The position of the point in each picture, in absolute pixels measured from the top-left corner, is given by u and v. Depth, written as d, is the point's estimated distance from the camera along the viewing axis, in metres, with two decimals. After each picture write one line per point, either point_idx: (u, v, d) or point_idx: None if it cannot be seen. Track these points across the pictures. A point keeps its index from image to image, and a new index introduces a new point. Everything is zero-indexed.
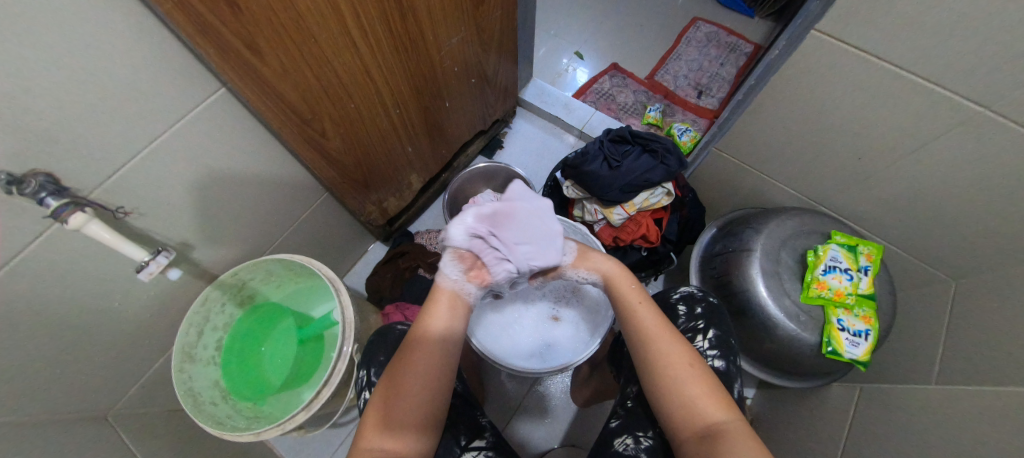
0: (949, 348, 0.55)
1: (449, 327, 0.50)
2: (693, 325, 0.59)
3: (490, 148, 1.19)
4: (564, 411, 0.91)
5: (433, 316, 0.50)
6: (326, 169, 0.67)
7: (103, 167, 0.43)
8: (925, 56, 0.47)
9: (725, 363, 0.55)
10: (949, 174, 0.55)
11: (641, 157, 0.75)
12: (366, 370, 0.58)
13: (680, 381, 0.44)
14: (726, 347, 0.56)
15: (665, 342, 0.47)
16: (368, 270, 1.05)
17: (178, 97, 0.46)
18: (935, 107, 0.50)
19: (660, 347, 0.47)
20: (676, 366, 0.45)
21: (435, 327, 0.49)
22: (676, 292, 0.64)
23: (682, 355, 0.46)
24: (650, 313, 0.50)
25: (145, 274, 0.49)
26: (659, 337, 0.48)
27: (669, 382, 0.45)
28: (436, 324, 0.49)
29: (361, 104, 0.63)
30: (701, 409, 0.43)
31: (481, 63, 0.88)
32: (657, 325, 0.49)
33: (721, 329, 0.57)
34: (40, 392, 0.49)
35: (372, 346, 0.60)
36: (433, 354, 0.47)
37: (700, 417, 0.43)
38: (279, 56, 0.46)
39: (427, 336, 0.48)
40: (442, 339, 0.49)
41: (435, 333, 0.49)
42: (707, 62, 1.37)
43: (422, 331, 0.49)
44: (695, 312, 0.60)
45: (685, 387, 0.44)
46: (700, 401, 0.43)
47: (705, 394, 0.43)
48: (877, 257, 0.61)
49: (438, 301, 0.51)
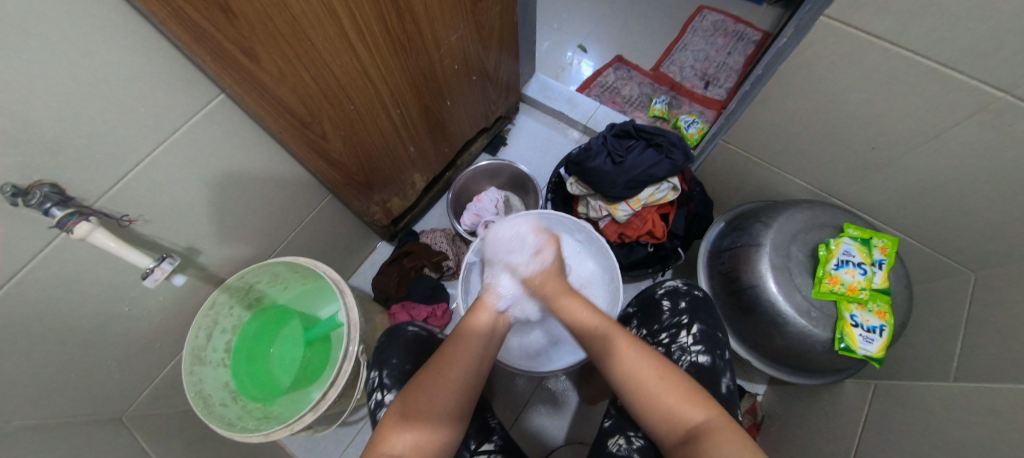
0: (968, 343, 0.53)
1: (490, 330, 0.54)
2: (677, 321, 0.58)
3: (494, 145, 1.18)
4: (570, 408, 0.90)
5: (478, 312, 0.55)
6: (328, 171, 0.67)
7: (106, 177, 0.44)
8: (943, 40, 0.45)
9: (710, 358, 0.54)
10: (970, 163, 0.53)
11: (646, 151, 0.74)
12: (377, 372, 0.58)
13: (652, 392, 0.44)
14: (711, 342, 0.55)
15: (633, 356, 0.47)
16: (374, 270, 1.06)
17: (176, 105, 0.46)
18: (954, 94, 0.48)
19: (627, 364, 0.46)
20: (646, 377, 0.45)
21: (480, 320, 0.54)
22: (661, 288, 0.63)
23: (649, 367, 0.45)
24: (613, 333, 0.50)
25: (150, 281, 0.49)
26: (623, 356, 0.47)
27: (644, 394, 0.44)
28: (482, 319, 0.54)
29: (361, 106, 0.63)
30: (682, 414, 0.42)
31: (482, 59, 0.87)
32: (621, 343, 0.49)
33: (706, 324, 0.57)
34: (54, 397, 0.50)
35: (382, 349, 0.60)
36: (475, 347, 0.51)
37: (682, 422, 0.42)
38: (276, 62, 0.46)
39: (474, 330, 0.53)
40: (484, 334, 0.53)
41: (479, 327, 0.53)
42: (714, 51, 1.34)
43: (467, 325, 0.53)
44: (679, 307, 0.59)
45: (660, 394, 0.43)
46: (680, 406, 0.42)
47: (681, 400, 0.42)
48: (893, 250, 0.59)
49: (481, 305, 0.56)
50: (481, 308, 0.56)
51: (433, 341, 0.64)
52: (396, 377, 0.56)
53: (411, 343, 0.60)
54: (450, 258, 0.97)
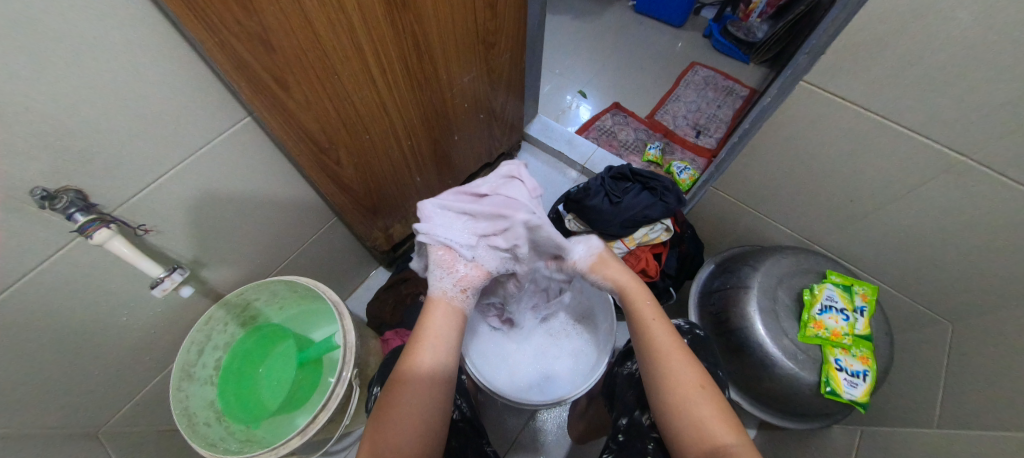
0: (949, 391, 0.54)
1: (437, 363, 0.48)
2: None
3: (494, 179, 1.23)
4: (558, 448, 0.88)
5: (420, 345, 0.48)
6: (338, 195, 0.70)
7: (131, 186, 0.46)
8: (905, 107, 0.50)
9: None
10: (939, 219, 0.57)
11: (641, 193, 0.78)
12: (381, 388, 0.61)
13: (690, 401, 0.44)
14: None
15: (681, 361, 0.47)
16: (369, 295, 1.06)
17: (207, 124, 0.49)
18: (919, 155, 0.53)
19: (671, 368, 0.47)
20: (688, 387, 0.45)
21: (422, 360, 0.47)
22: None
23: (693, 375, 0.46)
24: (664, 331, 0.50)
25: (159, 291, 0.50)
26: (670, 357, 0.48)
27: (682, 401, 0.45)
28: (425, 357, 0.47)
29: (376, 136, 0.67)
30: (710, 430, 0.42)
31: (490, 99, 0.93)
32: (672, 343, 0.49)
33: None
34: (36, 404, 0.49)
35: (389, 366, 0.63)
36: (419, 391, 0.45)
37: (710, 439, 0.42)
38: (305, 91, 0.50)
39: (415, 372, 0.46)
40: (427, 378, 0.46)
41: (423, 368, 0.47)
42: (705, 103, 1.43)
43: (410, 365, 0.47)
44: None
45: (696, 407, 0.44)
46: (711, 422, 0.43)
47: (715, 417, 0.43)
48: (873, 297, 0.62)
49: (431, 316, 0.51)
50: (427, 333, 0.49)
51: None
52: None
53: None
54: None
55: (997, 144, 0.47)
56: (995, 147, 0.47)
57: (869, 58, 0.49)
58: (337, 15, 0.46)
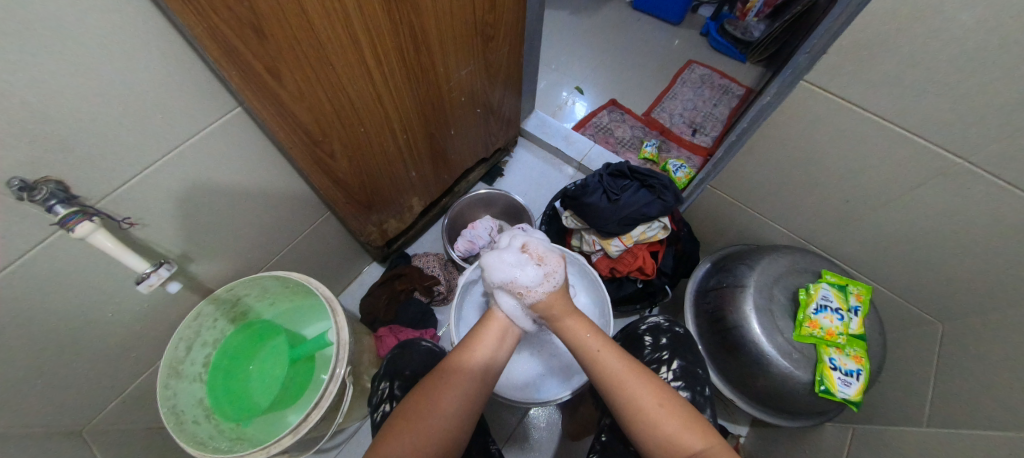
0: (939, 390, 0.55)
1: (490, 361, 0.52)
2: (658, 356, 0.62)
3: (490, 175, 1.22)
4: (552, 445, 0.88)
5: (477, 346, 0.53)
6: (331, 189, 0.68)
7: (115, 178, 0.44)
8: (904, 109, 0.50)
9: (691, 394, 0.57)
10: (934, 220, 0.58)
11: (638, 191, 0.77)
12: (388, 382, 0.60)
13: (655, 419, 0.44)
14: (691, 378, 0.59)
15: (637, 381, 0.47)
16: (362, 291, 1.05)
17: (195, 114, 0.47)
18: (916, 156, 0.54)
19: (631, 392, 0.47)
20: (650, 404, 0.45)
21: (475, 359, 0.51)
22: (644, 323, 0.68)
23: (652, 393, 0.46)
24: (615, 355, 0.50)
25: (144, 286, 0.49)
26: (627, 381, 0.47)
27: (647, 421, 0.45)
28: (479, 354, 0.52)
29: (371, 129, 0.66)
30: (682, 441, 0.43)
31: (487, 94, 0.92)
32: (624, 367, 0.49)
33: (686, 360, 0.61)
34: (15, 403, 0.47)
35: (397, 359, 0.62)
36: (461, 389, 0.47)
37: (681, 449, 0.43)
38: (298, 82, 0.49)
39: (466, 368, 0.50)
40: (480, 372, 0.50)
41: (476, 363, 0.51)
42: (701, 102, 1.44)
43: (461, 361, 0.50)
44: (660, 343, 0.63)
45: (663, 424, 0.44)
46: (680, 434, 0.43)
47: (682, 428, 0.44)
48: (867, 297, 0.62)
49: (488, 327, 0.56)
50: (483, 336, 0.54)
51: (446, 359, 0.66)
52: (407, 388, 0.58)
53: (427, 357, 0.63)
54: (442, 283, 0.97)
55: (993, 147, 0.47)
56: (991, 150, 0.48)
57: (870, 59, 0.49)
58: (332, 5, 0.45)
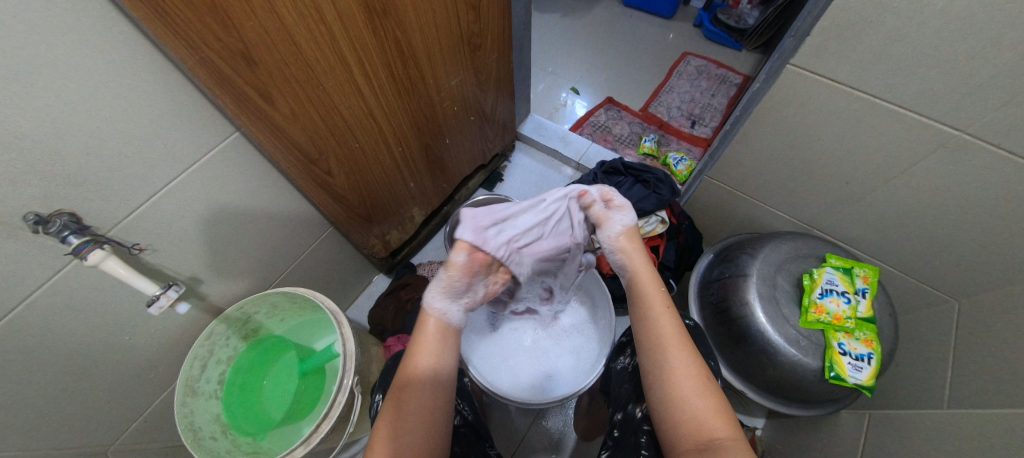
0: (957, 370, 0.53)
1: (433, 370, 0.48)
2: None
3: (490, 181, 1.23)
4: (566, 447, 0.87)
5: (418, 352, 0.48)
6: (331, 205, 0.70)
7: (124, 207, 0.47)
8: (896, 85, 0.50)
9: None
10: (938, 196, 0.56)
11: (634, 186, 0.78)
12: (381, 395, 0.61)
13: (687, 396, 0.44)
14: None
15: (683, 353, 0.46)
16: (370, 302, 1.06)
17: (197, 140, 0.50)
18: (914, 131, 0.52)
19: (672, 361, 0.46)
20: (686, 381, 0.45)
21: (421, 367, 0.47)
22: None
23: (694, 369, 0.45)
24: (670, 322, 0.49)
25: (155, 308, 0.51)
26: (672, 348, 0.47)
27: (676, 392, 0.45)
28: (425, 362, 0.48)
29: (365, 144, 0.67)
30: (706, 424, 0.42)
31: (479, 100, 0.93)
32: (675, 335, 0.48)
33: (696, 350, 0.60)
34: (41, 427, 0.49)
35: (389, 373, 0.63)
36: (419, 397, 0.46)
37: (703, 432, 0.42)
38: (290, 103, 0.50)
39: (416, 377, 0.47)
40: (429, 379, 0.47)
41: (423, 372, 0.47)
42: (698, 93, 1.43)
43: (408, 373, 0.47)
44: None
45: (692, 402, 0.44)
46: (707, 417, 0.43)
47: (712, 410, 0.43)
48: (874, 278, 0.61)
49: (423, 337, 0.49)
50: (422, 341, 0.49)
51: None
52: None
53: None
54: None
55: (991, 117, 0.46)
56: (990, 120, 0.46)
57: (856, 38, 0.48)
58: (316, 25, 0.46)
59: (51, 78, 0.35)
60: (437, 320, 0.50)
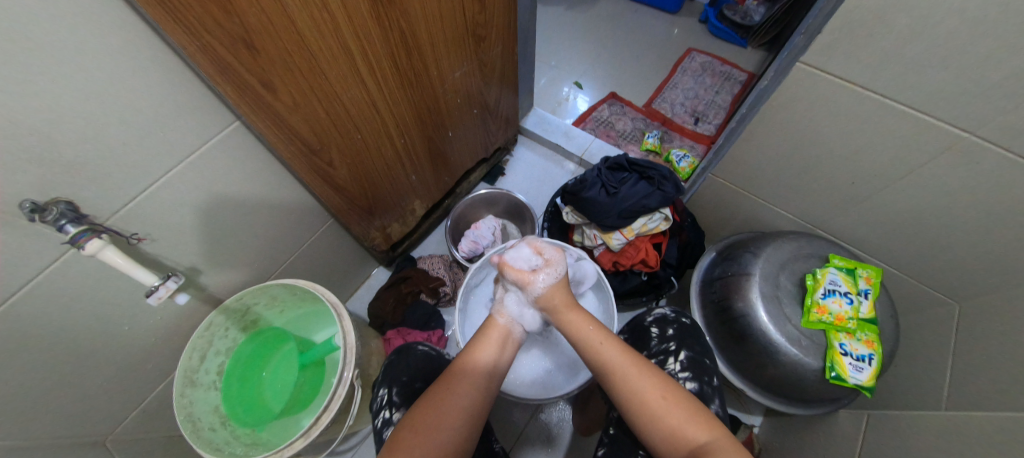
0: (957, 373, 0.53)
1: (494, 362, 0.53)
2: (665, 347, 0.59)
3: (492, 175, 1.22)
4: (565, 441, 0.88)
5: (479, 349, 0.54)
6: (332, 196, 0.69)
7: (123, 196, 0.46)
8: (906, 86, 0.49)
9: (697, 385, 0.54)
10: (944, 198, 0.56)
11: (638, 183, 0.76)
12: (386, 389, 0.59)
13: (656, 412, 0.44)
14: (698, 368, 0.56)
15: (639, 377, 0.47)
16: (370, 295, 1.06)
17: (196, 129, 0.49)
18: (922, 133, 0.52)
19: (632, 382, 0.46)
20: (650, 398, 0.45)
21: (480, 360, 0.52)
22: (649, 315, 0.65)
23: (652, 387, 0.46)
24: (614, 351, 0.50)
25: (154, 299, 0.50)
26: (626, 373, 0.47)
27: (649, 415, 0.44)
28: (485, 356, 0.53)
29: (367, 136, 0.66)
30: (685, 434, 0.42)
31: (483, 94, 0.92)
32: (626, 362, 0.48)
33: (693, 351, 0.58)
34: (38, 416, 0.49)
35: (392, 367, 0.61)
36: (471, 387, 0.48)
37: (684, 442, 0.42)
38: (291, 93, 0.49)
39: (473, 371, 0.50)
40: (485, 371, 0.51)
41: (477, 367, 0.51)
42: (702, 90, 1.41)
43: (467, 365, 0.51)
44: (667, 333, 0.61)
45: (663, 415, 0.44)
46: (683, 426, 0.43)
47: (684, 419, 0.43)
48: (877, 280, 0.61)
49: (488, 337, 0.55)
50: (488, 339, 0.55)
51: (443, 360, 0.65)
52: (405, 394, 0.57)
53: (421, 362, 0.62)
54: (447, 284, 0.98)
55: (1002, 119, 0.46)
56: (1000, 122, 0.46)
57: (867, 37, 0.47)
58: (320, 13, 0.45)
59: (49, 60, 0.34)
60: (500, 327, 0.57)
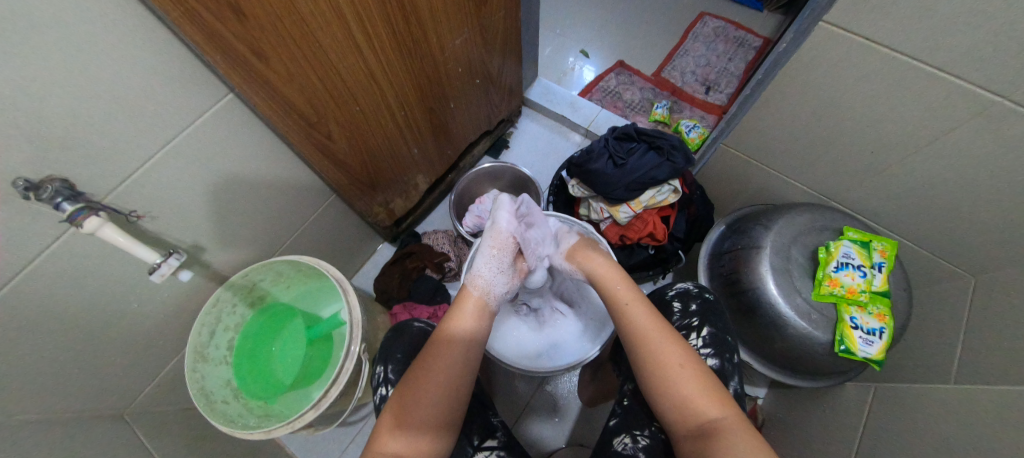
0: (969, 346, 0.53)
1: (473, 331, 0.51)
2: (687, 322, 0.57)
3: (496, 148, 1.19)
4: (571, 411, 0.90)
5: (460, 315, 0.52)
6: (333, 171, 0.68)
7: (117, 173, 0.45)
8: (940, 46, 0.45)
9: (719, 361, 0.52)
10: (969, 168, 0.53)
11: (647, 154, 0.74)
12: (383, 366, 0.59)
13: (673, 383, 0.44)
14: (721, 345, 0.54)
15: (662, 340, 0.46)
16: (375, 271, 1.06)
17: (187, 102, 0.47)
18: (951, 97, 0.49)
19: (654, 347, 0.46)
20: (667, 365, 0.44)
21: (461, 328, 0.51)
22: (671, 289, 0.62)
23: (672, 354, 0.45)
24: (642, 314, 0.49)
25: (157, 276, 0.49)
26: (649, 337, 0.47)
27: (664, 382, 0.44)
28: (467, 325, 0.51)
29: (366, 107, 0.63)
30: (696, 408, 0.42)
31: (485, 63, 0.88)
32: (651, 325, 0.48)
33: (716, 327, 0.55)
34: (54, 391, 0.50)
35: (389, 343, 0.61)
36: (457, 356, 0.48)
37: (694, 417, 0.42)
38: (283, 61, 0.47)
39: (455, 341, 0.50)
40: (469, 340, 0.50)
41: (462, 334, 0.50)
42: (714, 57, 1.35)
43: (448, 329, 0.51)
44: (689, 309, 0.58)
45: (679, 387, 0.43)
46: (697, 399, 0.42)
47: (699, 392, 0.43)
48: (892, 253, 0.59)
49: (465, 305, 0.53)
50: (464, 308, 0.53)
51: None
52: (401, 371, 0.58)
53: (417, 338, 0.62)
54: (452, 259, 0.98)
55: None
56: None
57: None
58: None
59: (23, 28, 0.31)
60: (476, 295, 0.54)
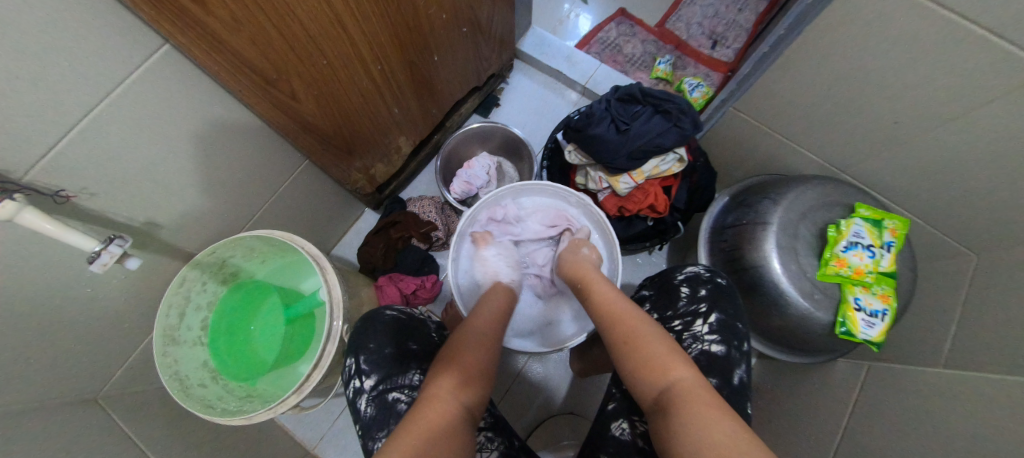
0: (966, 328, 0.52)
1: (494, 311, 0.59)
2: (694, 308, 0.55)
3: (485, 106, 1.10)
4: (562, 380, 0.91)
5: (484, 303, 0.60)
6: (300, 134, 0.61)
7: (36, 147, 0.37)
8: (997, 5, 0.39)
9: (725, 348, 0.51)
10: (994, 145, 0.50)
11: (652, 118, 0.67)
12: (354, 359, 0.55)
13: (639, 348, 0.46)
14: (728, 332, 0.52)
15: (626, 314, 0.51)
16: (359, 239, 1.01)
17: (111, 59, 0.38)
18: (995, 66, 0.44)
19: (622, 321, 0.50)
20: (635, 334, 0.47)
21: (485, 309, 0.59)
22: (681, 272, 0.60)
23: (639, 325, 0.49)
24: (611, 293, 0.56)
25: (98, 266, 0.43)
26: (617, 312, 0.52)
27: (631, 348, 0.46)
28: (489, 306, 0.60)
29: (336, 61, 0.54)
30: (660, 370, 0.43)
31: (473, 8, 0.77)
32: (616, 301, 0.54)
33: (725, 313, 0.54)
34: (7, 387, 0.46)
35: (359, 334, 0.56)
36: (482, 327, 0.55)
37: (659, 381, 0.42)
38: (230, 8, 0.37)
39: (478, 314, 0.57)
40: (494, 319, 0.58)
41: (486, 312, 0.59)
42: (724, 7, 1.22)
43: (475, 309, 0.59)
44: (698, 294, 0.56)
45: (644, 350, 0.45)
46: (660, 360, 0.43)
47: (662, 356, 0.44)
48: (903, 231, 0.56)
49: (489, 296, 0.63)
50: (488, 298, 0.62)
51: (416, 322, 0.61)
52: (375, 361, 0.54)
53: (393, 326, 0.57)
54: (439, 228, 0.92)
55: None
56: None
57: None
58: None
59: None
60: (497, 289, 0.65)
